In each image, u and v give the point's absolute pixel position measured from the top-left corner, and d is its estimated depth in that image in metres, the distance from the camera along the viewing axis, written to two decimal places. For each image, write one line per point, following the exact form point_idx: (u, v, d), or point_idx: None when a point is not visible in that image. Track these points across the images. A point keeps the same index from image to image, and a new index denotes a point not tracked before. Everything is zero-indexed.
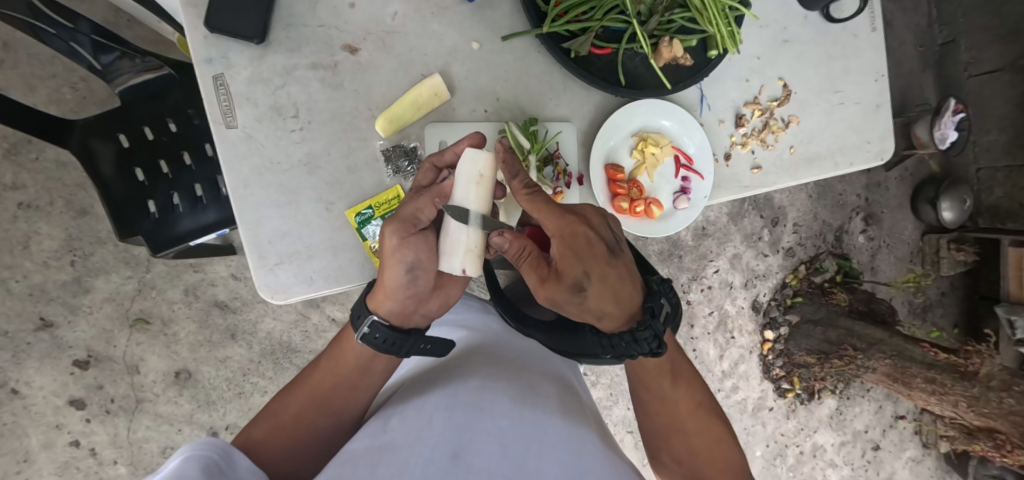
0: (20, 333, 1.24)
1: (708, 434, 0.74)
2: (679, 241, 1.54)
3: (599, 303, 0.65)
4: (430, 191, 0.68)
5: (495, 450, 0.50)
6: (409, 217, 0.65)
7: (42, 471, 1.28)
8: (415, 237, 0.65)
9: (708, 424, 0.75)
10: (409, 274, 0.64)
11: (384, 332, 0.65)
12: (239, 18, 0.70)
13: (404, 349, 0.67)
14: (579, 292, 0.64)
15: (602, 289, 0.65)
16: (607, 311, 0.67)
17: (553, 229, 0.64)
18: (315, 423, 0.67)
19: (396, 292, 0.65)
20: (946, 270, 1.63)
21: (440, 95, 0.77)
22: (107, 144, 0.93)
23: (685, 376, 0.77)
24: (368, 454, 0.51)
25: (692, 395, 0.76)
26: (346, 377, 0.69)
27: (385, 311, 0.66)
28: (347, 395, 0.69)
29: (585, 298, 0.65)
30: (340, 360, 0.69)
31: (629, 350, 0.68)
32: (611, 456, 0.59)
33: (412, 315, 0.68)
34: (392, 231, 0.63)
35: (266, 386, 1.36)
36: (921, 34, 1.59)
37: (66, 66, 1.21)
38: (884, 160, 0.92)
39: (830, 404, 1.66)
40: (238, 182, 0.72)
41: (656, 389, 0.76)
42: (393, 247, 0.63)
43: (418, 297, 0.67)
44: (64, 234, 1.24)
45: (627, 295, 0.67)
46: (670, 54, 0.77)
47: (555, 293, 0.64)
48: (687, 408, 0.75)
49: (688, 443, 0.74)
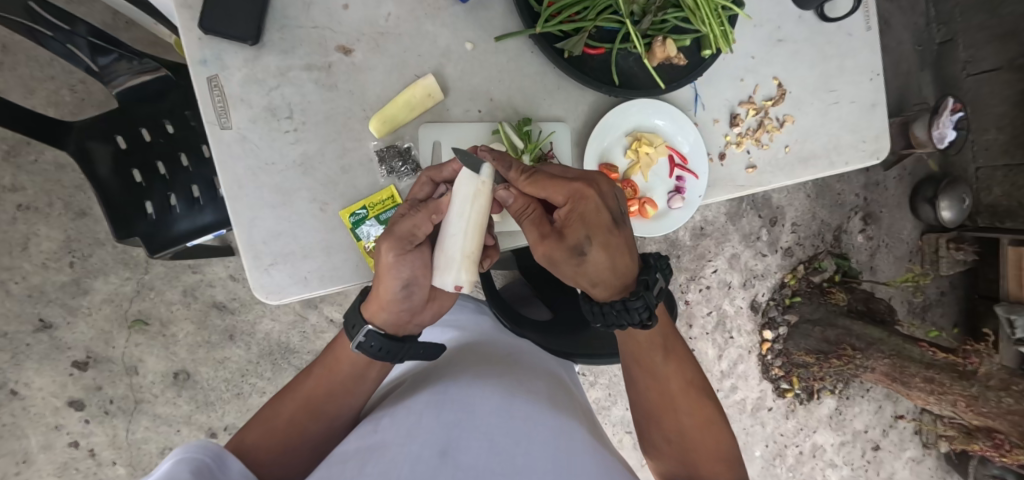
0: (19, 334, 1.25)
1: (698, 414, 0.73)
2: (678, 240, 1.54)
3: (595, 268, 0.65)
4: (428, 207, 0.67)
5: (484, 446, 0.50)
6: (406, 233, 0.65)
7: (41, 472, 1.28)
8: (412, 254, 0.65)
9: (697, 405, 0.73)
10: (404, 289, 0.65)
11: (379, 341, 0.65)
12: (232, 18, 0.70)
13: (398, 355, 0.68)
14: (577, 255, 0.64)
15: (600, 255, 0.64)
16: (603, 279, 0.66)
17: (561, 197, 0.65)
18: (308, 429, 0.67)
19: (391, 305, 0.66)
20: (945, 270, 1.62)
21: (433, 95, 0.77)
22: (104, 145, 0.94)
23: (677, 354, 0.75)
24: (357, 455, 0.51)
25: (683, 374, 0.74)
26: (341, 383, 0.69)
27: (380, 321, 0.66)
28: (341, 401, 0.69)
29: (582, 261, 0.64)
30: (335, 366, 0.70)
31: (619, 319, 0.66)
32: (603, 452, 0.59)
33: (407, 325, 0.70)
34: (388, 247, 0.63)
35: (265, 386, 1.36)
36: (919, 33, 1.59)
37: (64, 68, 1.21)
38: (880, 159, 0.92)
39: (830, 403, 1.66)
40: (232, 182, 0.73)
41: (648, 365, 0.74)
42: (389, 264, 0.63)
43: (412, 310, 0.69)
44: (63, 235, 1.25)
45: (624, 264, 0.66)
46: (663, 54, 0.77)
47: (552, 251, 0.66)
48: (679, 386, 0.74)
49: (678, 423, 0.72)
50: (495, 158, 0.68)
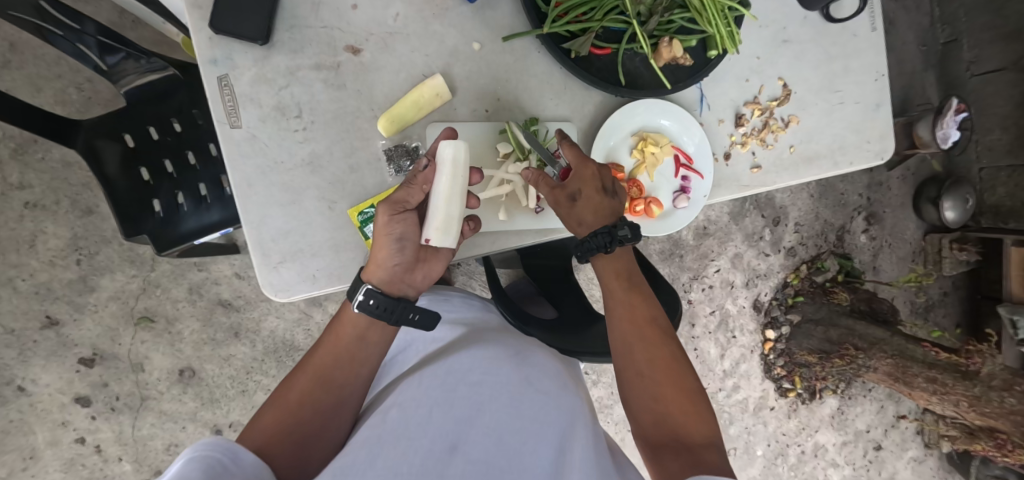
0: (26, 331, 1.25)
1: (659, 355, 0.72)
2: (680, 240, 1.55)
3: (582, 213, 0.75)
4: (418, 179, 0.71)
5: (492, 442, 0.52)
6: (399, 198, 0.70)
7: (47, 468, 1.29)
8: (406, 214, 0.70)
9: (659, 347, 0.73)
10: (397, 246, 0.69)
11: (378, 297, 0.66)
12: (242, 19, 0.71)
13: (395, 315, 0.68)
14: (570, 201, 0.75)
15: (587, 203, 0.75)
16: (587, 222, 0.76)
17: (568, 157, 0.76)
18: (323, 402, 0.68)
19: (384, 263, 0.68)
20: (948, 270, 1.62)
21: (441, 95, 0.78)
22: (113, 144, 0.95)
23: (643, 298, 0.77)
24: (368, 444, 0.52)
25: (647, 316, 0.76)
26: (346, 350, 0.71)
27: (377, 280, 0.68)
28: (348, 369, 0.71)
29: (572, 205, 0.75)
30: (338, 335, 0.72)
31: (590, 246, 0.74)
32: (604, 448, 0.62)
33: (400, 284, 0.71)
34: (382, 210, 0.68)
35: (270, 384, 1.37)
36: (923, 34, 1.59)
37: (71, 67, 1.22)
38: (884, 159, 0.93)
39: (833, 403, 1.66)
40: (241, 181, 0.73)
41: (621, 300, 0.77)
42: (381, 224, 0.68)
43: (406, 266, 0.71)
44: (69, 233, 1.26)
45: (608, 217, 0.76)
46: (670, 54, 0.77)
47: (554, 196, 0.75)
48: (640, 327, 0.75)
49: (637, 362, 0.72)
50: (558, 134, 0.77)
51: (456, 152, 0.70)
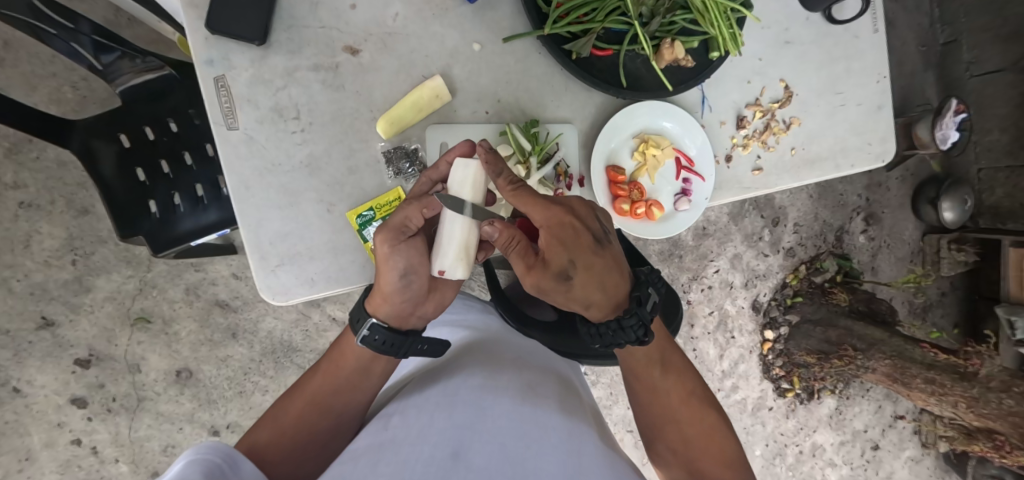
0: (22, 332, 1.24)
1: (704, 426, 0.73)
2: (679, 240, 1.54)
3: (584, 291, 0.65)
4: (420, 202, 0.68)
5: (496, 450, 0.51)
6: (398, 224, 0.66)
7: (43, 470, 1.28)
8: (405, 243, 0.66)
9: (701, 413, 0.74)
10: (403, 280, 0.66)
11: (383, 334, 0.66)
12: (238, 18, 0.70)
13: (402, 350, 0.68)
14: (565, 281, 0.64)
15: (587, 277, 0.64)
16: (594, 300, 0.66)
17: (540, 219, 0.64)
18: (316, 425, 0.67)
19: (393, 297, 0.67)
20: (946, 271, 1.62)
21: (441, 97, 0.77)
22: (109, 144, 0.93)
23: (676, 368, 0.76)
24: (370, 452, 0.52)
25: (684, 385, 0.75)
26: (346, 379, 0.69)
27: (384, 314, 0.68)
28: (346, 397, 0.69)
29: (570, 286, 0.64)
30: (340, 362, 0.70)
31: (617, 338, 0.67)
32: (610, 457, 0.60)
33: (409, 317, 0.70)
34: (383, 239, 0.64)
35: (267, 385, 1.36)
36: (923, 34, 1.59)
37: (66, 65, 1.21)
38: (886, 161, 0.92)
39: (830, 403, 1.66)
40: (238, 183, 0.72)
41: (648, 382, 0.74)
42: (384, 255, 0.65)
43: (417, 299, 0.69)
44: (64, 233, 1.25)
45: (613, 283, 0.66)
46: (672, 55, 0.77)
47: (541, 281, 0.64)
48: (680, 399, 0.74)
49: (682, 432, 0.73)
50: (485, 161, 0.65)
51: (474, 173, 0.68)
